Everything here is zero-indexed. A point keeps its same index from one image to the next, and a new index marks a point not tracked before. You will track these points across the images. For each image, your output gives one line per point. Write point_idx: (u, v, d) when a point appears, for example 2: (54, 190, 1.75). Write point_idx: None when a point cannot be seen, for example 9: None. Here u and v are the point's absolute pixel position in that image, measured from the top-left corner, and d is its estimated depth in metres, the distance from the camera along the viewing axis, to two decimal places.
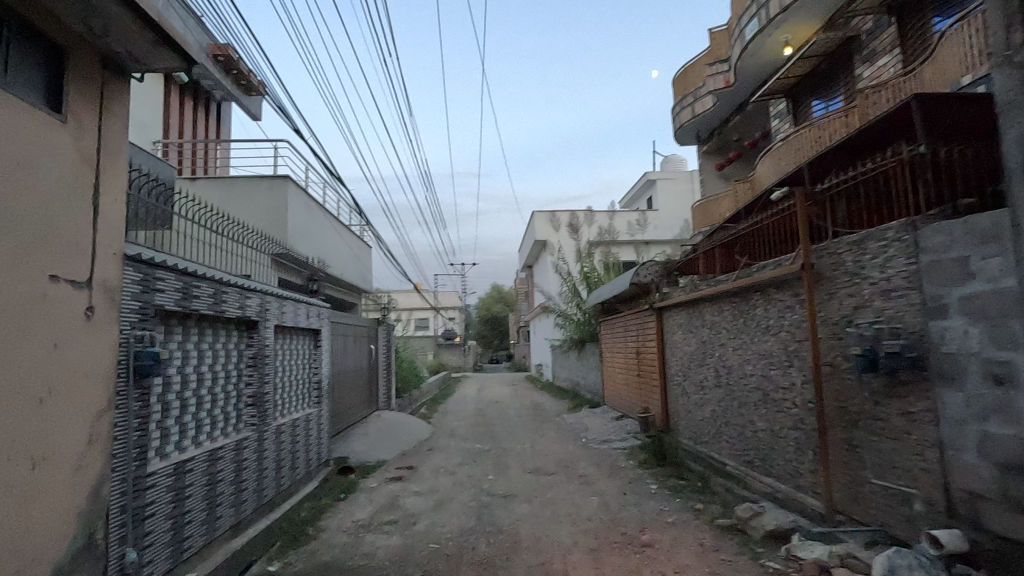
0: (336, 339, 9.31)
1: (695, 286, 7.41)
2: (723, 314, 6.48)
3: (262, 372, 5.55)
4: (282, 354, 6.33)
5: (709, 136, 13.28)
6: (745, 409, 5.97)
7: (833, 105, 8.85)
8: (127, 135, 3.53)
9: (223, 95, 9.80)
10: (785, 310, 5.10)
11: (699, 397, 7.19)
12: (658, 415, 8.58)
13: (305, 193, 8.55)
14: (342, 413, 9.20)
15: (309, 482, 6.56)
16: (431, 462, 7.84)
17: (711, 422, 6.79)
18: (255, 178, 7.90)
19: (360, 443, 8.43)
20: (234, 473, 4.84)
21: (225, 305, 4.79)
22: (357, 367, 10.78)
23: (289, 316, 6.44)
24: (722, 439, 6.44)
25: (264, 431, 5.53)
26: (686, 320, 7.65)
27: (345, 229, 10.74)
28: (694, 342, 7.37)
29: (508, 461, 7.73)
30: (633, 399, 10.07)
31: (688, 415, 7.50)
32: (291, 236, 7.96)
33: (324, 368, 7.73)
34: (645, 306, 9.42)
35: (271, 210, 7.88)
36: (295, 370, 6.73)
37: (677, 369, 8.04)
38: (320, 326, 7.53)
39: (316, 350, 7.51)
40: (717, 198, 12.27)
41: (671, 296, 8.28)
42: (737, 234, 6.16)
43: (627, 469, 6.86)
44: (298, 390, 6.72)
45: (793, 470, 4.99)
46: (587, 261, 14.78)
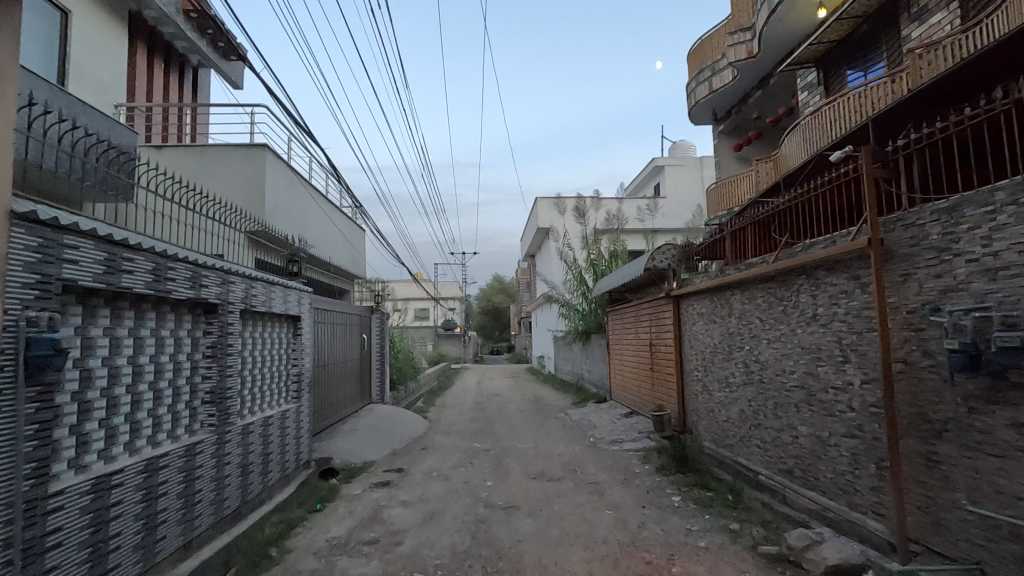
0: (321, 328, 8.53)
1: (721, 271, 6.61)
2: (756, 303, 5.66)
3: (224, 364, 4.77)
4: (251, 343, 5.54)
5: (726, 114, 12.38)
6: (781, 411, 5.20)
7: (873, 74, 7.97)
8: (16, 56, 2.73)
9: (200, 60, 8.96)
10: (840, 297, 4.29)
11: (724, 395, 6.42)
12: (674, 414, 7.83)
13: (286, 165, 7.73)
14: (328, 408, 8.44)
15: (283, 490, 5.78)
16: (424, 464, 7.08)
17: (738, 423, 6.01)
18: (229, 147, 7.06)
19: (346, 442, 7.67)
20: (185, 485, 4.06)
21: (171, 284, 4.00)
22: (347, 358, 9.99)
23: (261, 300, 5.64)
24: (753, 444, 5.67)
25: (226, 432, 4.75)
26: (710, 310, 6.84)
27: (332, 208, 9.90)
28: (719, 334, 6.57)
29: (508, 464, 6.97)
30: (645, 395, 9.32)
31: (711, 415, 6.72)
32: (270, 212, 7.15)
33: (305, 359, 6.94)
34: (660, 294, 8.61)
35: (246, 181, 7.04)
36: (268, 361, 5.95)
37: (697, 363, 7.26)
38: (300, 312, 6.74)
39: (295, 338, 6.74)
40: (735, 180, 11.43)
41: (692, 282, 7.46)
42: (776, 208, 5.34)
43: (643, 475, 6.10)
44: (271, 384, 5.94)
45: (846, 486, 4.22)
46: (593, 247, 14.01)
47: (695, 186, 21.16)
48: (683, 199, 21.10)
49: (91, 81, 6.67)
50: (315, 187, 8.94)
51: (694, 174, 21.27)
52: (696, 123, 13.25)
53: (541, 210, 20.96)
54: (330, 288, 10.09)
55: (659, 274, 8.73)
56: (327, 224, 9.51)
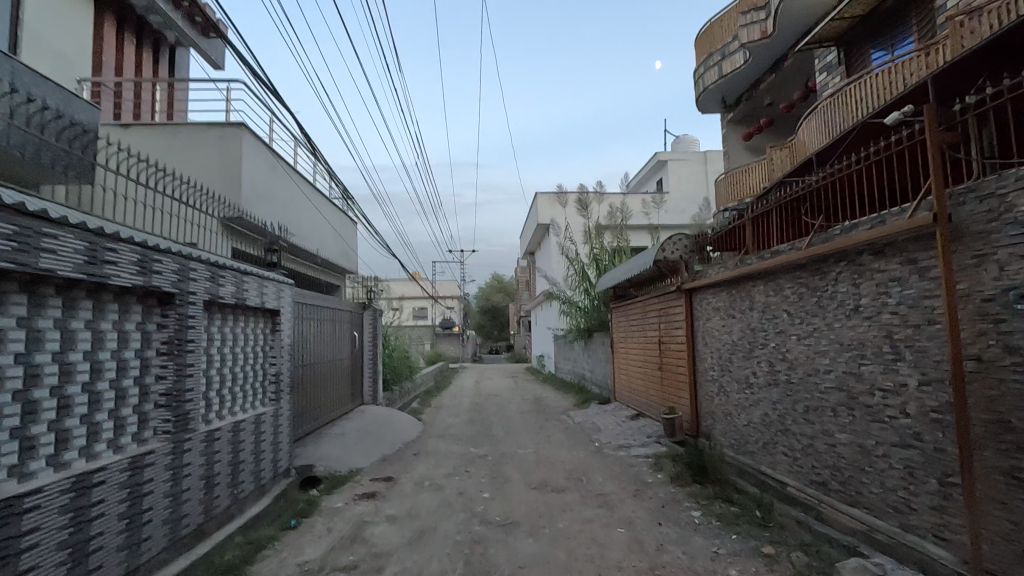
0: (307, 324, 7.95)
1: (739, 260, 6.04)
2: (783, 295, 5.07)
3: (182, 362, 4.19)
4: (219, 339, 4.95)
5: (736, 102, 11.82)
6: (814, 416, 4.63)
7: (903, 49, 7.41)
8: None
9: (177, 37, 8.35)
10: (891, 285, 3.71)
11: (744, 397, 5.85)
12: (685, 417, 7.27)
13: (266, 148, 7.14)
14: (313, 411, 7.86)
15: (255, 504, 5.19)
16: (415, 472, 6.49)
17: (762, 429, 5.44)
18: (202, 125, 6.46)
19: (332, 449, 7.10)
20: (130, 504, 3.49)
21: (112, 268, 3.42)
22: (335, 357, 9.40)
23: (231, 291, 5.05)
24: (780, 452, 5.10)
25: (186, 440, 4.17)
26: (728, 304, 6.23)
27: (319, 196, 9.30)
28: (739, 331, 6.00)
29: (507, 471, 6.39)
30: (652, 396, 8.76)
31: (729, 419, 6.15)
32: (248, 196, 6.55)
33: (284, 358, 6.36)
34: (670, 288, 8.02)
35: (221, 163, 6.42)
36: (240, 359, 5.36)
37: (712, 362, 6.69)
38: (279, 306, 6.15)
39: (273, 334, 6.15)
40: (747, 170, 10.83)
41: (706, 274, 6.87)
42: (807, 188, 4.76)
43: (655, 486, 5.52)
44: (243, 385, 5.35)
45: (898, 504, 3.64)
46: (596, 242, 13.44)
47: (698, 180, 20.60)
48: (686, 195, 20.53)
49: (48, 51, 6.07)
50: (299, 173, 8.35)
51: (698, 169, 20.70)
52: (704, 112, 12.69)
53: (540, 206, 20.39)
54: (317, 283, 9.50)
55: (669, 267, 8.14)
56: (313, 213, 8.92)
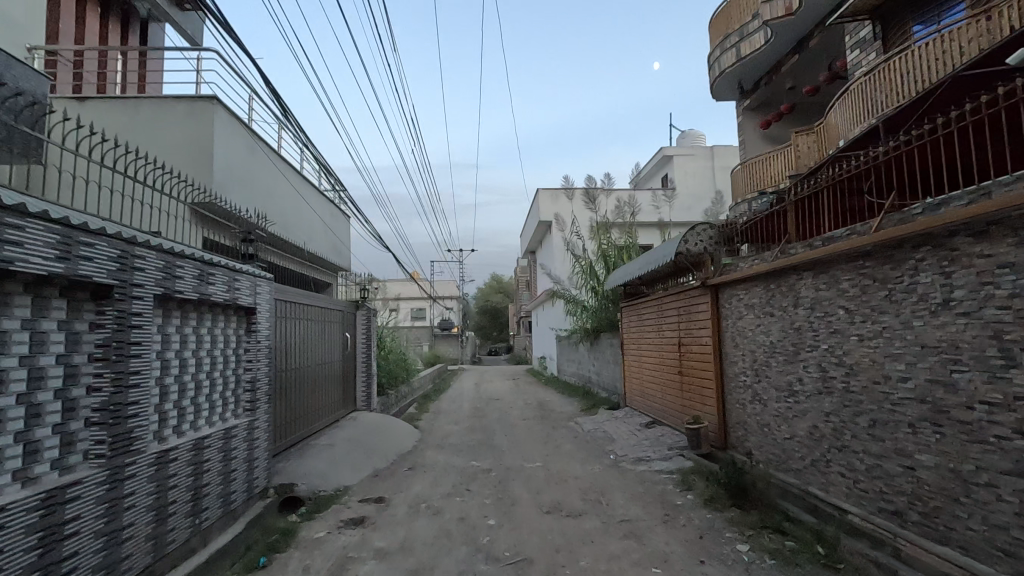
0: (291, 324, 7.20)
1: (778, 250, 5.30)
2: (839, 289, 4.35)
3: (126, 370, 3.42)
4: (177, 341, 4.18)
5: (754, 87, 11.14)
6: (881, 432, 3.90)
7: (952, 18, 6.69)
8: None
9: (148, 9, 7.62)
10: (1001, 273, 2.99)
11: (786, 407, 5.13)
12: (710, 427, 6.56)
13: (244, 127, 6.39)
14: (297, 421, 7.12)
15: (221, 534, 4.44)
16: (410, 491, 5.74)
17: (810, 445, 4.71)
18: (169, 99, 5.70)
19: (317, 464, 6.36)
20: (42, 552, 2.75)
21: (14, 249, 2.63)
22: (323, 360, 8.65)
23: (193, 285, 4.28)
24: (836, 473, 4.37)
25: (129, 466, 3.41)
26: (765, 299, 5.50)
27: (305, 183, 8.54)
28: (778, 331, 5.27)
29: (514, 490, 5.64)
30: (669, 402, 8.04)
31: (767, 432, 5.42)
32: (222, 179, 5.80)
33: (261, 363, 5.60)
34: (692, 285, 7.28)
35: (190, 142, 5.65)
36: (206, 365, 4.59)
37: (744, 365, 5.96)
38: (255, 303, 5.38)
39: (248, 336, 5.38)
40: (767, 158, 10.12)
41: (737, 267, 6.13)
42: (872, 162, 4.03)
43: (686, 510, 4.77)
44: (208, 395, 4.58)
45: (1011, 547, 2.92)
46: (604, 237, 12.69)
47: (704, 176, 19.92)
48: (692, 191, 19.84)
49: None
50: (282, 157, 7.59)
51: (705, 165, 19.99)
52: (719, 99, 11.97)
53: (541, 203, 19.65)
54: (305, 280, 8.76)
55: (691, 263, 7.41)
56: (298, 203, 8.16)
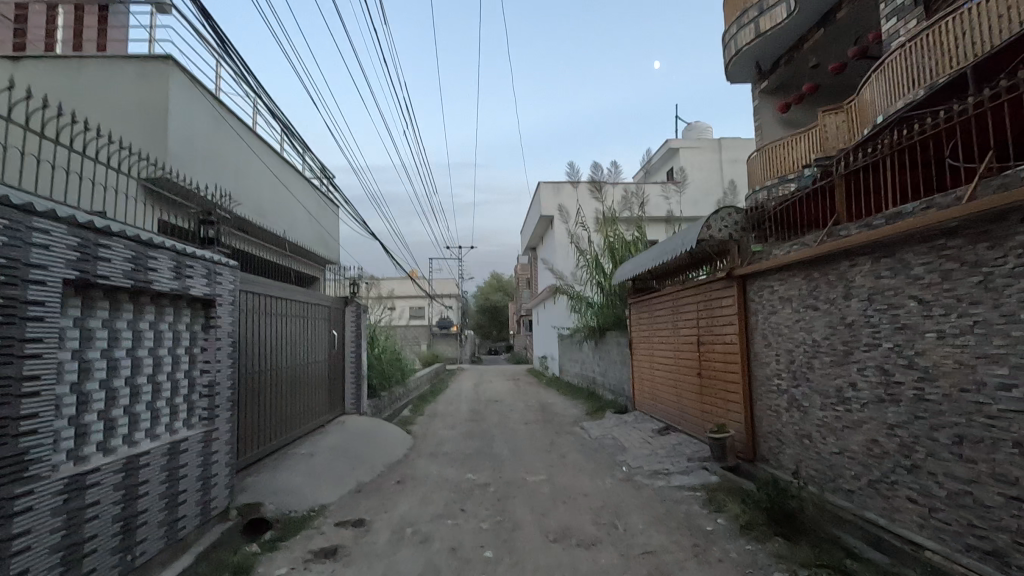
0: (266, 320, 6.44)
1: (825, 233, 4.53)
2: (910, 276, 3.60)
3: (16, 376, 2.67)
4: (104, 339, 3.43)
5: (771, 68, 10.39)
6: (971, 451, 3.16)
7: None
8: None
9: None
10: None
11: (834, 416, 4.37)
12: (737, 436, 5.84)
13: (208, 97, 5.64)
14: (271, 429, 6.36)
15: (163, 571, 3.70)
16: (395, 512, 4.99)
17: (868, 463, 3.97)
18: (118, 59, 4.96)
19: (292, 479, 5.60)
20: None
21: None
22: (306, 360, 7.90)
23: (125, 270, 3.52)
24: (905, 498, 3.62)
25: (18, 499, 2.65)
26: (806, 291, 4.74)
27: (283, 166, 7.78)
28: (823, 327, 4.52)
29: (516, 511, 4.89)
30: (687, 407, 7.29)
31: (811, 445, 4.67)
32: (180, 152, 5.04)
33: (224, 363, 4.85)
34: (714, 276, 6.49)
35: (140, 108, 4.89)
36: (147, 366, 3.84)
37: (779, 367, 5.21)
38: (214, 294, 4.63)
39: (206, 332, 4.63)
40: (791, 140, 9.36)
41: (770, 255, 5.36)
42: (959, 117, 3.27)
43: (721, 540, 4.02)
44: (149, 402, 3.84)
45: None
46: (611, 229, 11.92)
47: (712, 170, 19.19)
48: (700, 186, 19.09)
49: None
50: (256, 135, 6.83)
51: (712, 157, 19.27)
52: (734, 81, 11.21)
53: (542, 197, 18.88)
54: (287, 272, 7.98)
55: (714, 251, 6.60)
56: (275, 187, 7.41)
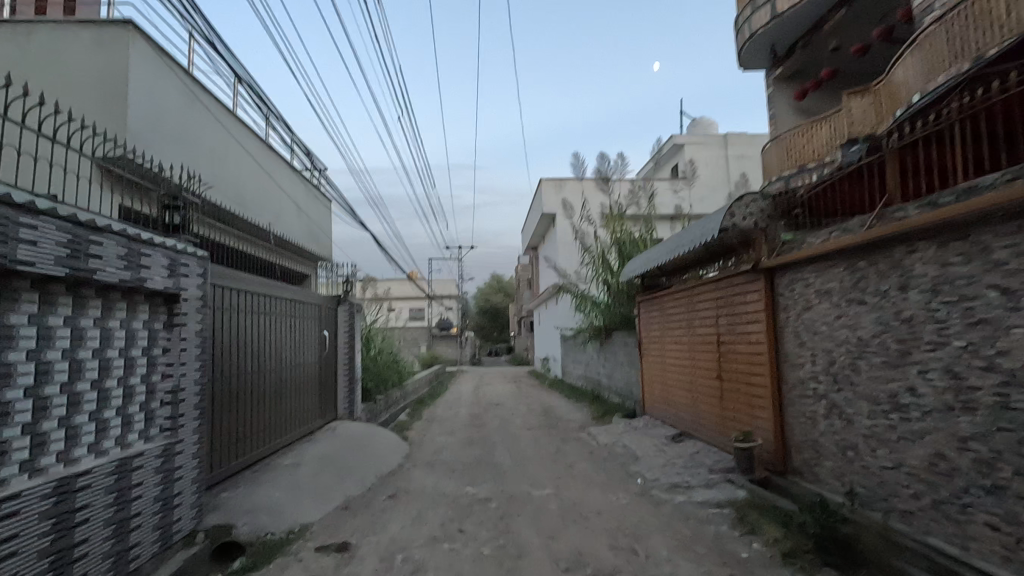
0: (246, 317, 5.88)
1: (874, 216, 3.97)
2: (990, 262, 3.05)
3: None
4: (32, 338, 2.88)
5: (788, 53, 9.83)
6: None
7: None
8: None
9: None
10: None
11: (886, 426, 3.82)
12: (765, 446, 5.28)
13: (180, 72, 5.10)
14: (252, 437, 5.79)
15: None
16: (386, 534, 4.42)
17: (932, 481, 3.41)
18: (74, 24, 4.42)
19: (271, 494, 5.04)
20: None
21: None
22: (294, 362, 7.34)
23: (59, 256, 2.96)
24: (983, 524, 3.07)
25: None
26: (849, 282, 4.18)
27: (268, 154, 7.22)
28: (872, 324, 3.96)
29: (522, 532, 4.33)
30: (705, 412, 6.73)
31: (856, 458, 4.11)
32: (144, 129, 4.49)
33: (191, 366, 4.29)
34: (738, 269, 5.93)
35: (97, 76, 4.34)
36: (90, 370, 3.28)
37: (815, 370, 4.65)
38: (178, 287, 4.06)
39: (170, 331, 4.07)
40: (811, 127, 8.80)
41: (805, 244, 4.81)
42: None
43: (760, 570, 3.47)
44: (92, 412, 3.28)
45: None
46: (618, 224, 11.36)
47: (718, 165, 18.68)
48: (706, 182, 18.59)
49: None
50: (236, 117, 6.27)
51: (718, 153, 18.76)
52: (746, 68, 10.64)
53: (545, 194, 18.34)
54: (272, 268, 7.42)
55: (737, 242, 6.04)
56: (258, 175, 6.83)
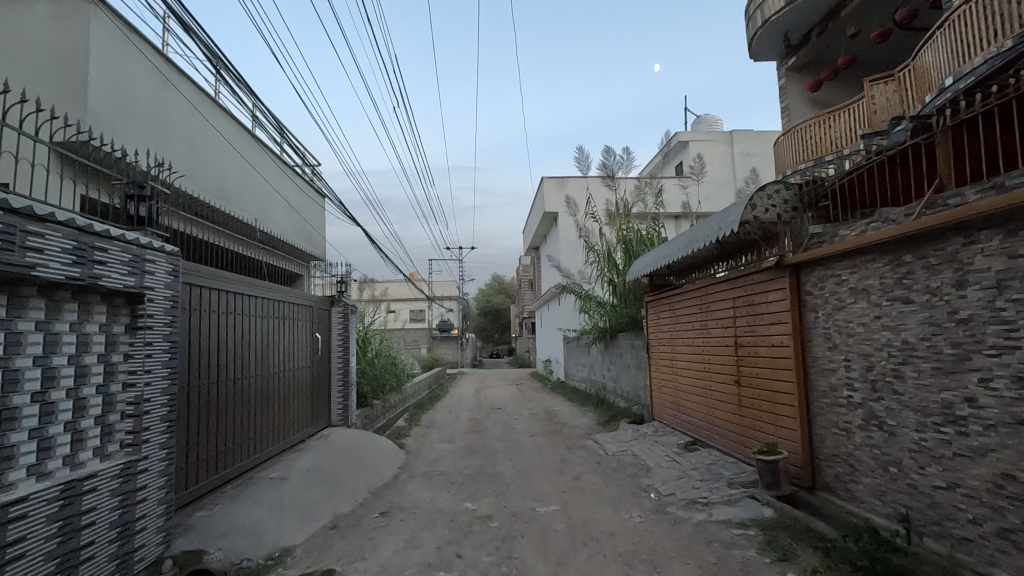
0: (229, 320, 5.45)
1: (922, 204, 3.53)
2: None
3: None
4: None
5: (802, 41, 9.40)
6: None
7: None
8: None
9: None
10: None
11: (938, 441, 3.38)
12: (791, 458, 4.84)
13: (149, 52, 4.67)
14: (233, 449, 5.36)
15: None
16: (375, 560, 3.98)
17: (997, 506, 2.97)
18: None
19: (250, 512, 4.60)
20: None
21: None
22: (283, 367, 6.92)
23: None
24: None
25: None
26: (892, 279, 3.75)
27: (254, 146, 6.78)
28: (919, 325, 3.52)
29: (526, 558, 3.89)
30: (721, 421, 6.29)
31: (900, 475, 3.66)
32: (105, 113, 4.06)
33: (160, 374, 3.86)
34: (758, 266, 5.49)
35: (51, 53, 3.90)
36: (29, 381, 2.86)
37: (849, 376, 4.21)
38: (142, 285, 3.63)
39: (134, 334, 3.65)
40: (829, 116, 8.37)
41: (837, 237, 4.36)
42: None
43: None
44: (31, 429, 2.86)
45: None
46: (625, 222, 10.94)
47: (724, 162, 18.29)
48: (712, 179, 18.19)
49: None
50: (216, 104, 5.82)
51: (723, 150, 18.37)
52: (758, 58, 10.20)
53: (547, 193, 17.94)
54: (260, 267, 6.99)
55: (757, 237, 5.60)
56: (241, 167, 6.39)
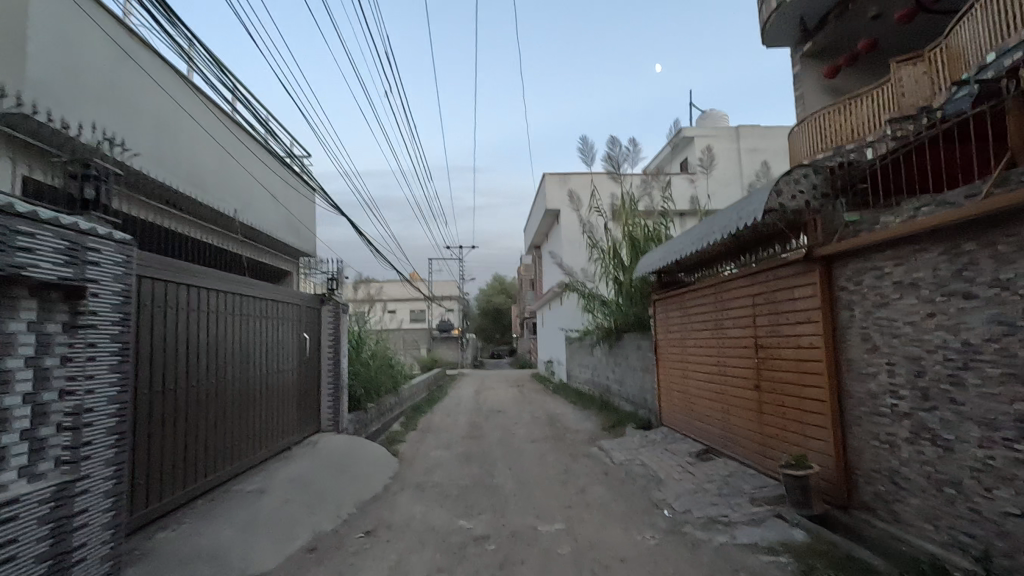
0: (202, 318, 4.97)
1: (987, 182, 3.04)
2: None
3: None
4: None
5: (819, 25, 8.91)
6: None
7: None
8: None
9: None
10: None
11: (1009, 459, 2.88)
12: (823, 473, 4.35)
13: (105, 20, 4.18)
14: (206, 460, 4.88)
15: None
16: None
17: None
18: None
19: (217, 533, 4.10)
20: None
21: None
22: (267, 369, 6.43)
23: None
24: None
25: None
26: (948, 271, 3.25)
27: (232, 133, 6.30)
28: (986, 325, 3.02)
29: None
30: (739, 428, 5.80)
31: (959, 498, 3.16)
32: (47, 82, 3.56)
33: (108, 379, 3.35)
34: (782, 259, 4.98)
35: None
36: None
37: (893, 382, 3.70)
38: (81, 278, 3.14)
39: (74, 334, 3.14)
40: (849, 103, 7.88)
41: (878, 225, 3.86)
42: None
43: None
44: None
45: None
46: (631, 218, 10.45)
47: (731, 158, 17.77)
48: (718, 176, 17.68)
49: None
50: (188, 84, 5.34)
51: (730, 146, 17.85)
52: (772, 44, 9.71)
53: (549, 190, 17.44)
54: (241, 262, 6.51)
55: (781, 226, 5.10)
56: (218, 154, 5.90)
